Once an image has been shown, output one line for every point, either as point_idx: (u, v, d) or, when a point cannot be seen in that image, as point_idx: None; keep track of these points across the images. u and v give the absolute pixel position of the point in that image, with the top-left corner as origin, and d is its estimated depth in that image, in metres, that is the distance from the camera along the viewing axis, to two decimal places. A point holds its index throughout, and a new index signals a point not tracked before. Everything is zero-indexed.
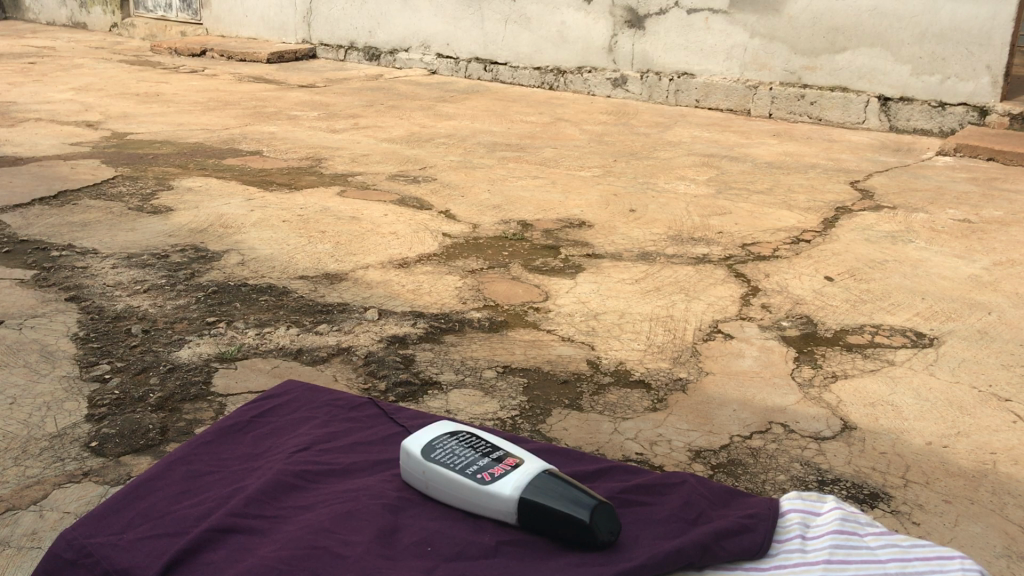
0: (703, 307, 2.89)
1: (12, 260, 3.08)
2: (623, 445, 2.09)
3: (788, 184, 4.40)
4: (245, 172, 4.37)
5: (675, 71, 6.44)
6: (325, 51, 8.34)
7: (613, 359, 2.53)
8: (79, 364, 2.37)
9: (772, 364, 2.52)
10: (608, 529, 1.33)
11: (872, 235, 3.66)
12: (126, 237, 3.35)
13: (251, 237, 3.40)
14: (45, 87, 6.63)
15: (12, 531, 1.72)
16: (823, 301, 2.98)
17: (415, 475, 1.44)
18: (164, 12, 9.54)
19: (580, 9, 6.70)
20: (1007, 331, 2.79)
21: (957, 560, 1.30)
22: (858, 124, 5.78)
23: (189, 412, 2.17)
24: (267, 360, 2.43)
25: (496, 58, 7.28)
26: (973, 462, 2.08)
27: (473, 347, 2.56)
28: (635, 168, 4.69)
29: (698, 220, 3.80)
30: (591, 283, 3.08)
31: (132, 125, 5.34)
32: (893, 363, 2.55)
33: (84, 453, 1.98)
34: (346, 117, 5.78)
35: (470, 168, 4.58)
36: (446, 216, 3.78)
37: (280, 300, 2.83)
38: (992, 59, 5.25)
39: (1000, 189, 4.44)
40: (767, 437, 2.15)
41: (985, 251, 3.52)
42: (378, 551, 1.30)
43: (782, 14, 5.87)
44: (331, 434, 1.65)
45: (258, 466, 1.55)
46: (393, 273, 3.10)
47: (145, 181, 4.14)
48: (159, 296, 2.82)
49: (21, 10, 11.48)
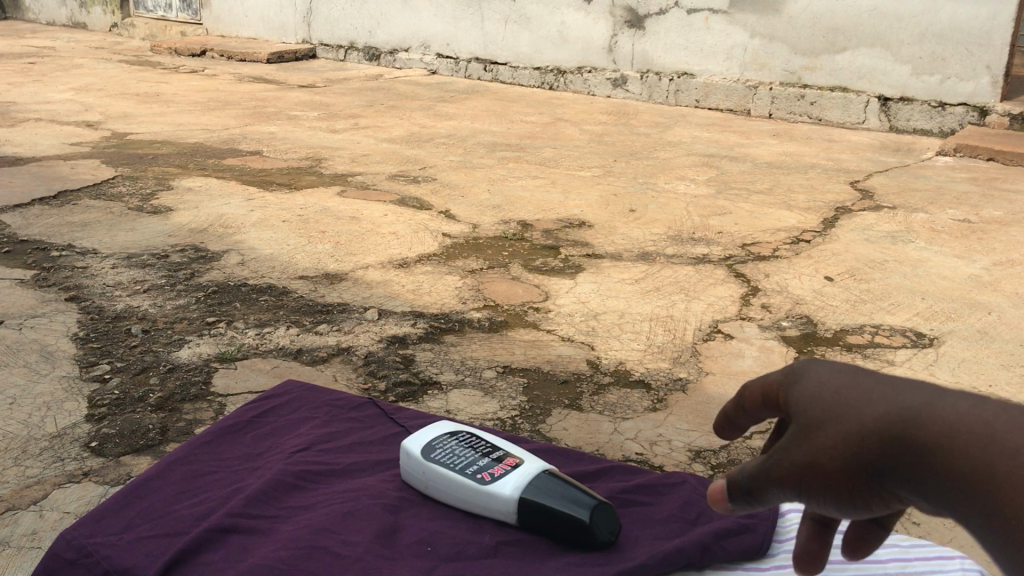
0: (704, 307, 2.90)
1: (12, 261, 3.08)
2: (623, 445, 2.09)
3: (788, 184, 4.40)
4: (246, 172, 4.38)
5: (675, 71, 6.45)
6: (325, 51, 8.33)
7: (613, 359, 2.53)
8: (79, 364, 2.37)
9: (772, 364, 2.52)
10: (607, 528, 1.34)
11: (873, 235, 3.66)
12: (128, 237, 3.35)
13: (253, 237, 3.40)
14: (45, 87, 6.63)
15: (11, 531, 1.72)
16: (822, 301, 2.98)
17: (415, 475, 1.44)
18: (164, 11, 9.54)
19: (580, 9, 6.70)
20: (1007, 330, 2.79)
21: (957, 561, 1.31)
22: (858, 124, 5.78)
23: (189, 411, 2.17)
24: (267, 360, 2.43)
25: (496, 58, 7.28)
26: None
27: (473, 347, 2.56)
28: (635, 168, 4.69)
29: (697, 220, 3.80)
30: (591, 283, 3.08)
31: (132, 125, 5.34)
32: (894, 363, 2.55)
33: (84, 453, 1.98)
34: (346, 117, 5.78)
35: (470, 168, 4.58)
36: (446, 216, 3.78)
37: (280, 300, 2.83)
38: (992, 59, 5.25)
39: (999, 189, 4.43)
40: (766, 437, 2.15)
41: (985, 251, 3.52)
42: (379, 551, 1.30)
43: (782, 14, 5.87)
44: (330, 435, 1.66)
45: (258, 466, 1.55)
46: (393, 273, 3.10)
47: (146, 181, 4.15)
48: (159, 296, 2.82)
49: (20, 10, 11.48)
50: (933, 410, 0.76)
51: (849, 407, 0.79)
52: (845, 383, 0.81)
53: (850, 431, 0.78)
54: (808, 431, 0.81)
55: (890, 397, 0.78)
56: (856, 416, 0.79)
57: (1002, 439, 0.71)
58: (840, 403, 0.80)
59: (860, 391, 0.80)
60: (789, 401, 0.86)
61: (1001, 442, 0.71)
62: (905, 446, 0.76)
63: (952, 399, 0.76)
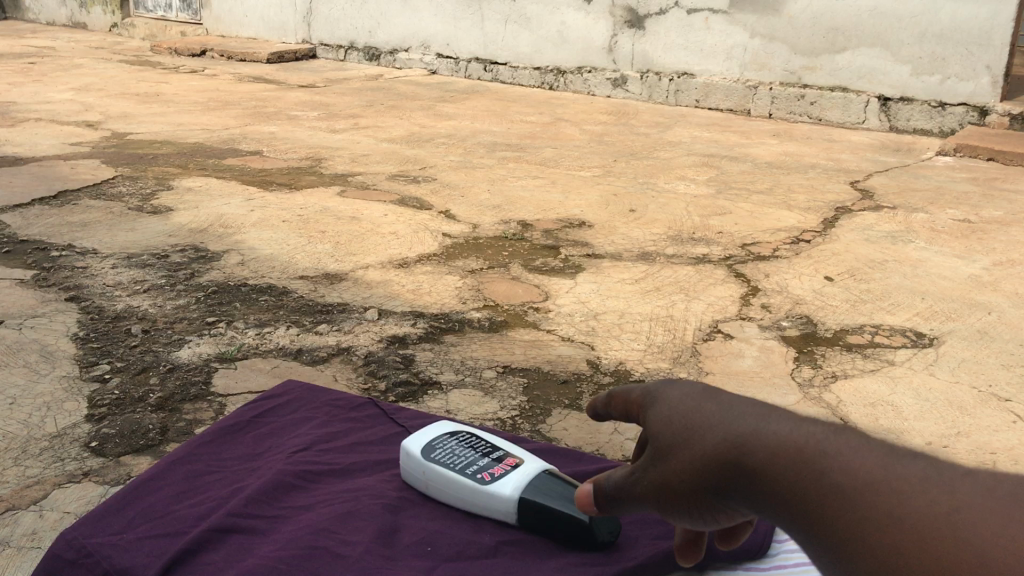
0: (704, 307, 2.90)
1: (12, 260, 3.08)
2: (623, 445, 2.09)
3: (788, 184, 4.40)
4: (246, 172, 4.38)
5: (675, 71, 6.45)
6: (325, 51, 8.33)
7: (613, 359, 2.53)
8: (79, 364, 2.37)
9: (772, 364, 2.52)
10: (607, 529, 1.34)
11: (873, 236, 3.66)
12: (127, 237, 3.35)
13: (252, 237, 3.40)
14: (45, 87, 6.63)
15: (11, 531, 1.72)
16: (822, 301, 2.98)
17: (415, 475, 1.45)
18: (164, 11, 9.54)
19: (579, 9, 6.70)
20: (1007, 330, 2.79)
21: None
22: (858, 124, 5.78)
23: (189, 411, 2.17)
24: (267, 360, 2.43)
25: (496, 58, 7.28)
26: (973, 462, 2.08)
27: (473, 347, 2.56)
28: (635, 168, 4.69)
29: (697, 220, 3.80)
30: (591, 283, 3.08)
31: (132, 125, 5.34)
32: (894, 363, 2.55)
33: (84, 453, 1.98)
34: (346, 117, 5.78)
35: (470, 168, 4.58)
36: (446, 216, 3.78)
37: (280, 300, 2.83)
38: (992, 59, 5.25)
39: (999, 189, 4.43)
40: None
41: (985, 251, 3.52)
42: (379, 551, 1.30)
43: (782, 14, 5.86)
44: (330, 435, 1.66)
45: (258, 466, 1.56)
46: (393, 273, 3.10)
47: (146, 181, 4.15)
48: (159, 296, 2.82)
49: (20, 10, 11.48)
50: (758, 435, 0.87)
51: (692, 433, 0.91)
52: (690, 409, 0.93)
53: (693, 456, 0.90)
54: (662, 453, 0.94)
55: (723, 422, 0.90)
56: (698, 442, 0.91)
57: (806, 462, 0.83)
58: (686, 426, 0.92)
59: (701, 417, 0.91)
60: (648, 422, 0.97)
61: (805, 465, 0.83)
62: (732, 468, 0.88)
63: (770, 421, 0.87)
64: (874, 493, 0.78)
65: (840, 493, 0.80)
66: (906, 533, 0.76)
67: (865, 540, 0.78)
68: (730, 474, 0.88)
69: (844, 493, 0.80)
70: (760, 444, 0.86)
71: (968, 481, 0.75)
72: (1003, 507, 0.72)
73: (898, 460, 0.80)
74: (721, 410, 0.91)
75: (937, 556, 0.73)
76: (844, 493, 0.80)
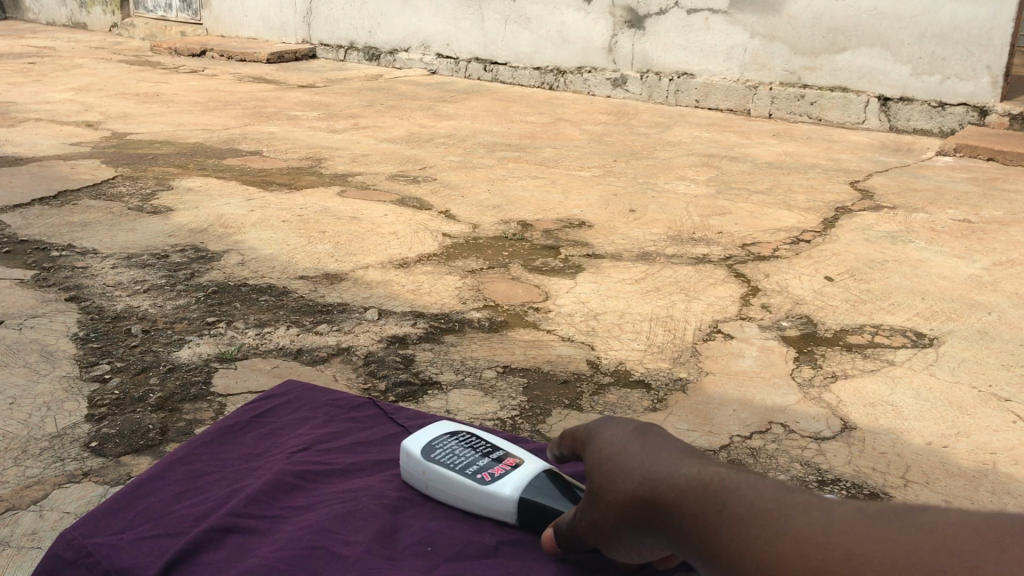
0: (704, 307, 2.90)
1: (12, 260, 3.08)
2: None
3: (788, 184, 4.40)
4: (246, 172, 4.38)
5: (675, 71, 6.45)
6: (325, 51, 8.33)
7: (613, 359, 2.53)
8: (79, 364, 2.37)
9: (772, 364, 2.52)
10: None
11: (873, 236, 3.66)
12: (127, 237, 3.35)
13: (252, 237, 3.40)
14: (45, 87, 6.63)
15: (12, 531, 1.72)
16: (822, 301, 2.98)
17: (416, 474, 1.45)
18: (164, 11, 9.54)
19: (580, 9, 6.71)
20: (1007, 331, 2.79)
21: None
22: (858, 124, 5.78)
23: (189, 412, 2.17)
24: (267, 360, 2.43)
25: (496, 58, 7.28)
26: (973, 462, 2.08)
27: (473, 347, 2.56)
28: (635, 168, 4.69)
29: (697, 220, 3.80)
30: (591, 283, 3.08)
31: (132, 125, 5.34)
32: (894, 362, 2.56)
33: (84, 453, 1.98)
34: (345, 117, 5.78)
35: (470, 168, 4.58)
36: (446, 216, 3.78)
37: (280, 300, 2.83)
38: (992, 59, 5.25)
39: (999, 189, 4.43)
40: (766, 437, 2.15)
41: (985, 251, 3.52)
42: (379, 552, 1.30)
43: (782, 14, 5.87)
44: (330, 435, 1.66)
45: (258, 466, 1.56)
46: (393, 273, 3.10)
47: (146, 181, 4.15)
48: (159, 296, 2.82)
49: (21, 10, 11.47)
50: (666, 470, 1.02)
51: (616, 473, 1.08)
52: (620, 450, 1.11)
53: (617, 494, 1.07)
54: (596, 491, 1.11)
55: (642, 465, 1.05)
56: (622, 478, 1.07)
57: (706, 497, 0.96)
58: (614, 467, 1.09)
59: (626, 459, 1.08)
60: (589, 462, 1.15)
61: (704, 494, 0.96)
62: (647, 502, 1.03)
63: (678, 465, 1.02)
64: (755, 519, 0.89)
65: (725, 522, 0.92)
66: (781, 552, 0.85)
67: (747, 562, 0.89)
68: (643, 510, 1.03)
69: (729, 522, 0.92)
70: (664, 482, 1.01)
71: (838, 507, 0.84)
72: (861, 525, 0.80)
73: (783, 495, 0.90)
74: (641, 454, 1.07)
75: (806, 572, 0.82)
76: (732, 522, 0.91)
